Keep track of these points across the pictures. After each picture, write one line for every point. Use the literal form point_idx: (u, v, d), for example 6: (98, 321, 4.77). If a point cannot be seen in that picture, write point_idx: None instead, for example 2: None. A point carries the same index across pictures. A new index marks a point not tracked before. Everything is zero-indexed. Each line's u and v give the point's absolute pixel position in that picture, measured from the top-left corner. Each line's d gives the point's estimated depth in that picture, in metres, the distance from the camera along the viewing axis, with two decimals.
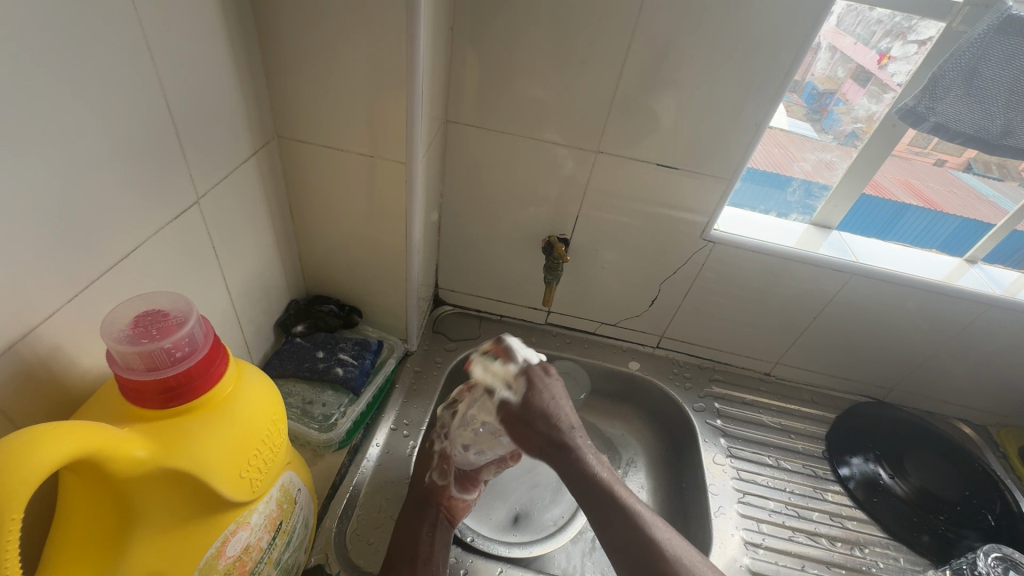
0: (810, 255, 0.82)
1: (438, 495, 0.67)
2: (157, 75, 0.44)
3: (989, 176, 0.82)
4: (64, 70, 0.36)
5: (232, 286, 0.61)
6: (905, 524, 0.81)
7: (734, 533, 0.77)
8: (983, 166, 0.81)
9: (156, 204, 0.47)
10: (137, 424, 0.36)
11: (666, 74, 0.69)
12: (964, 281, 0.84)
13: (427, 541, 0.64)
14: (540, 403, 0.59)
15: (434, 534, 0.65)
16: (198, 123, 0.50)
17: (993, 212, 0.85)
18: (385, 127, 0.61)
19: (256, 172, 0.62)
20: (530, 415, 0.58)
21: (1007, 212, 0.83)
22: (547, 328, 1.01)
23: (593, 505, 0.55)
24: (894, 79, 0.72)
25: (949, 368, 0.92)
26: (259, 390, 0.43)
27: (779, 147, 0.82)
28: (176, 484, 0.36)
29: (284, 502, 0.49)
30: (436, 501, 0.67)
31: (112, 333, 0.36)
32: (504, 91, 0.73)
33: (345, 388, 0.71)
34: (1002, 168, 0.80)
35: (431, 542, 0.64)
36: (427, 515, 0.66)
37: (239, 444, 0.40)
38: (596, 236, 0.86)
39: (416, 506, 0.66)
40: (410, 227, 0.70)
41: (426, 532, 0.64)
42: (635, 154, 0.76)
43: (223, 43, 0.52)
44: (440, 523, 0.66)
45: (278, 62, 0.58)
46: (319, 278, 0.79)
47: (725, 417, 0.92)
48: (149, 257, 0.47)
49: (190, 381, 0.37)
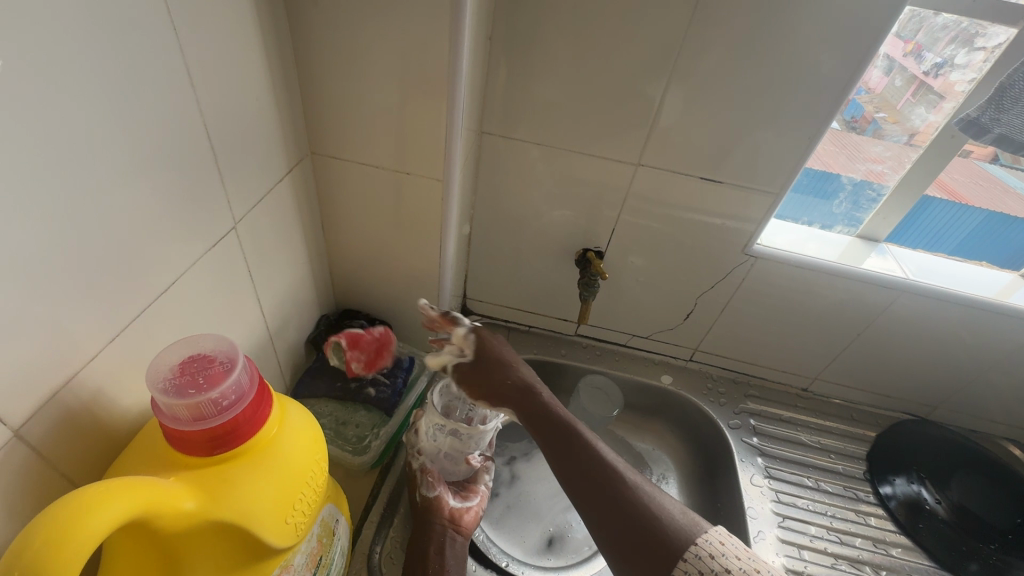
0: (857, 271, 0.78)
1: (436, 510, 0.64)
2: (196, 100, 0.42)
3: (1016, 166, 0.75)
4: (102, 103, 0.34)
5: (266, 307, 0.60)
6: (952, 551, 0.78)
7: (774, 559, 0.75)
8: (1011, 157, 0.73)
9: (194, 233, 0.45)
10: (182, 473, 0.35)
11: (712, 84, 0.66)
12: (1018, 298, 0.79)
13: (438, 561, 0.61)
14: (492, 353, 0.64)
15: (444, 555, 0.61)
16: (236, 146, 0.48)
17: (1017, 205, 0.78)
18: (423, 143, 0.59)
19: (290, 191, 0.60)
20: (482, 365, 0.63)
21: None
22: (576, 340, 0.99)
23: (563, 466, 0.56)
24: (955, 87, 0.69)
25: (999, 388, 0.88)
26: (302, 431, 0.42)
27: (838, 145, 0.76)
28: (222, 535, 0.35)
29: (324, 536, 0.48)
30: (434, 517, 0.64)
31: (157, 382, 0.34)
32: (540, 103, 0.71)
33: (378, 409, 0.70)
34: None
35: (443, 559, 0.61)
36: (431, 534, 0.62)
37: (284, 489, 0.39)
38: (632, 248, 0.83)
39: (422, 528, 0.63)
40: (444, 243, 0.68)
41: (434, 551, 0.61)
42: (676, 167, 0.73)
43: (261, 60, 0.50)
44: (450, 540, 0.63)
45: (313, 77, 0.56)
46: (349, 293, 0.78)
47: (762, 435, 0.90)
48: (187, 287, 0.46)
49: (237, 428, 0.36)
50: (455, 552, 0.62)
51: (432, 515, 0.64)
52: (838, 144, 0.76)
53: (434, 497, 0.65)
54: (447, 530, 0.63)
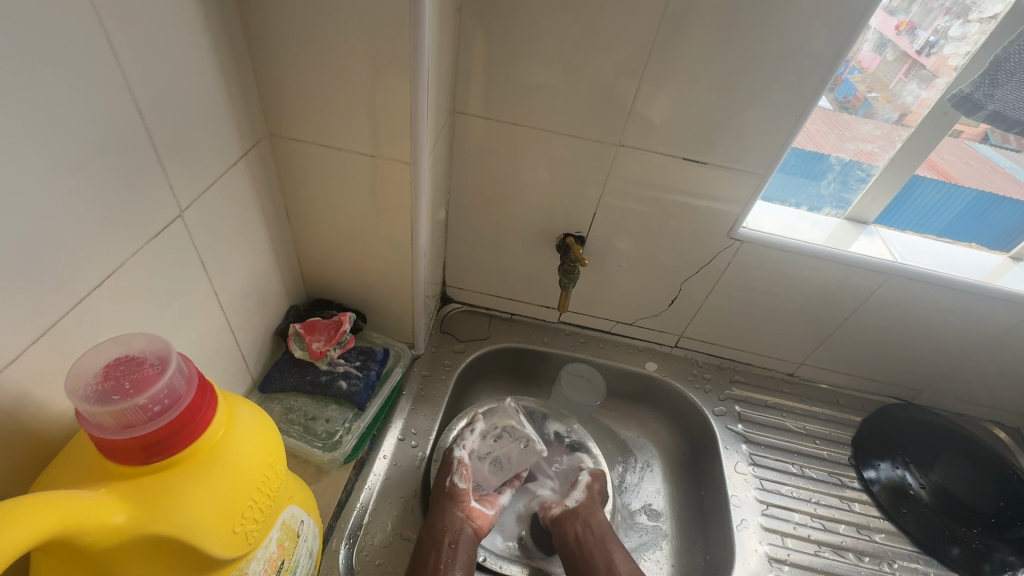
0: (844, 254, 0.76)
1: (462, 503, 0.68)
2: (126, 79, 0.39)
3: (1005, 147, 0.74)
4: (8, 80, 0.31)
5: (225, 301, 0.57)
6: (935, 536, 0.77)
7: (757, 548, 0.74)
8: (1002, 137, 0.72)
9: (130, 222, 0.42)
10: (112, 483, 0.32)
11: (695, 61, 0.62)
12: (1005, 281, 0.77)
13: (446, 550, 0.63)
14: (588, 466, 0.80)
15: (458, 547, 0.64)
16: (177, 129, 0.45)
17: (1008, 185, 0.76)
18: (388, 125, 0.55)
19: (247, 176, 0.57)
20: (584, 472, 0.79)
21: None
22: (559, 327, 0.96)
23: (586, 561, 0.68)
24: (950, 61, 0.65)
25: (985, 372, 0.87)
26: (253, 432, 0.39)
27: (824, 125, 0.74)
28: (160, 548, 0.33)
29: (286, 540, 0.45)
30: (453, 506, 0.67)
31: (78, 388, 0.32)
32: (516, 81, 0.67)
33: (349, 403, 0.68)
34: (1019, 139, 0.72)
35: (453, 551, 0.63)
36: (448, 522, 0.65)
37: (232, 496, 0.36)
38: (614, 233, 0.81)
39: (442, 514, 0.66)
40: (415, 230, 0.65)
41: (447, 541, 0.63)
42: (658, 147, 0.70)
43: (204, 34, 0.46)
44: (464, 534, 0.66)
45: (265, 52, 0.52)
46: (319, 282, 0.74)
47: (747, 422, 0.89)
48: (126, 282, 0.43)
49: (174, 434, 0.33)
50: (466, 547, 0.65)
51: (455, 504, 0.67)
52: (830, 126, 0.74)
53: (463, 490, 0.69)
54: (464, 526, 0.66)
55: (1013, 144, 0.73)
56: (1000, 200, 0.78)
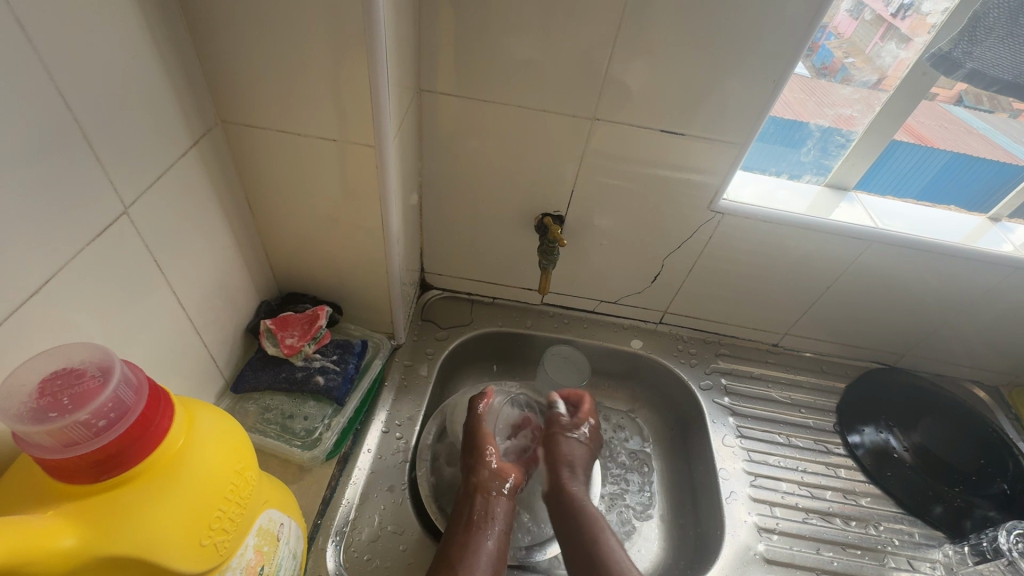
0: (825, 222, 0.75)
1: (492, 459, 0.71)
2: (48, 68, 0.36)
3: (978, 109, 0.74)
4: None
5: (188, 301, 0.55)
6: (918, 495, 0.79)
7: (747, 519, 0.75)
8: (976, 98, 0.71)
9: (67, 222, 0.39)
10: (62, 504, 0.30)
11: (669, 26, 0.59)
12: (983, 242, 0.77)
13: (480, 506, 0.66)
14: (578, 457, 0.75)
15: (493, 500, 0.68)
16: (114, 119, 0.42)
17: (981, 145, 0.75)
18: (349, 105, 0.52)
19: (200, 166, 0.53)
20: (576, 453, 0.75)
21: (995, 144, 0.75)
22: (543, 309, 0.95)
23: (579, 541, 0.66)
24: (928, 19, 0.63)
25: (964, 333, 0.88)
26: (216, 440, 0.37)
27: (802, 92, 0.72)
28: (121, 568, 0.31)
29: (264, 545, 0.44)
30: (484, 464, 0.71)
31: (8, 409, 0.29)
32: (484, 56, 0.64)
33: (327, 399, 0.66)
34: (993, 100, 0.72)
35: (485, 508, 0.66)
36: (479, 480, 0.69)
37: (197, 507, 0.34)
38: (592, 211, 0.79)
39: (473, 470, 0.70)
40: (386, 217, 0.62)
41: (479, 500, 0.67)
42: (634, 119, 0.68)
43: (137, 14, 0.42)
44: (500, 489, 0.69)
45: (209, 31, 0.48)
46: (291, 277, 0.72)
47: (733, 395, 0.89)
48: (70, 290, 0.40)
49: (124, 449, 0.31)
50: (503, 502, 0.68)
51: (482, 461, 0.71)
52: (807, 93, 0.72)
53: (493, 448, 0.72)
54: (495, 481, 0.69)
55: (986, 104, 0.72)
56: (975, 160, 0.77)
